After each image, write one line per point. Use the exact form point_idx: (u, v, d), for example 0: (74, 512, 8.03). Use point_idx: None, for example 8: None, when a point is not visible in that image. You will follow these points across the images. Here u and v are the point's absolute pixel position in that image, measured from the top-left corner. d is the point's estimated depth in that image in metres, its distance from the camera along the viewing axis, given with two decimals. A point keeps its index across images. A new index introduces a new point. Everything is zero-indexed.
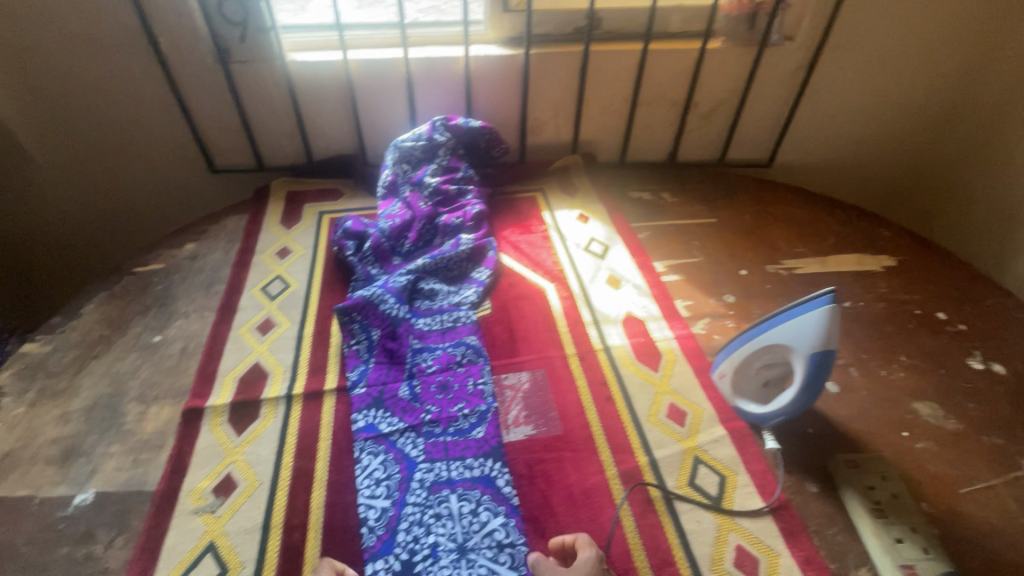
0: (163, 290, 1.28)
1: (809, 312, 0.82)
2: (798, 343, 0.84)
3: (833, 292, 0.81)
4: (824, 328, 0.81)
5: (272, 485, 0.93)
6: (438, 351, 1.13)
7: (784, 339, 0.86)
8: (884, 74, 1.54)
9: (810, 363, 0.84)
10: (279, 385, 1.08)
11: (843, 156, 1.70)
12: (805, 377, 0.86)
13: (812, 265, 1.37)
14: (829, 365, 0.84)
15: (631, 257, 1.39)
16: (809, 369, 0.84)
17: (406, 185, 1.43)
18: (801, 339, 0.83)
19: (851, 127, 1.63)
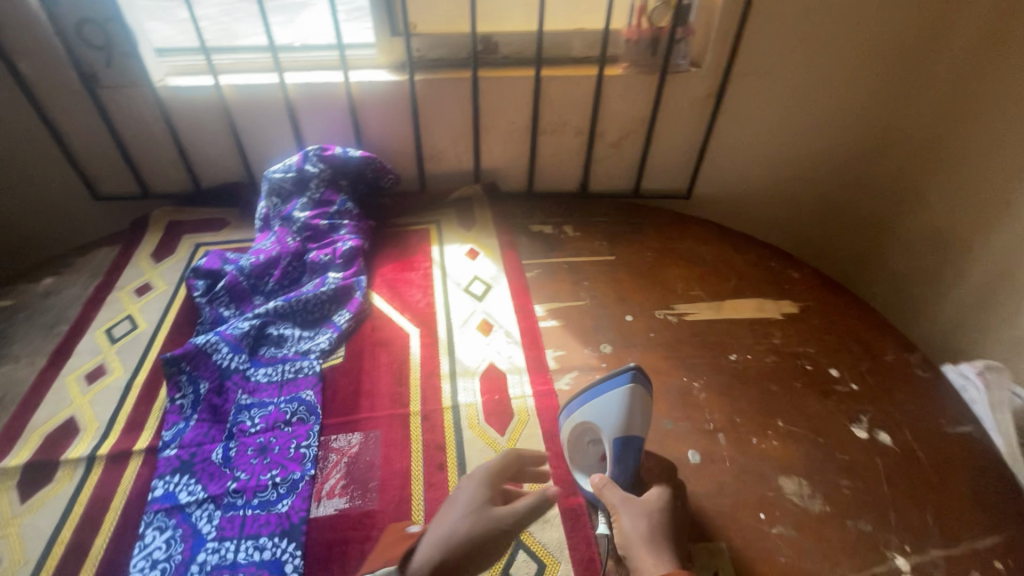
0: (3, 331, 1.21)
1: (614, 389, 0.85)
2: (605, 422, 0.85)
3: (634, 368, 0.85)
4: (627, 405, 0.83)
5: (39, 564, 0.84)
6: (268, 407, 1.04)
7: (595, 418, 0.87)
8: (801, 105, 1.44)
9: (617, 443, 0.85)
10: (86, 443, 0.99)
11: (767, 186, 1.61)
12: (615, 457, 0.85)
13: (705, 311, 1.26)
14: (635, 445, 0.85)
15: (512, 300, 1.29)
16: (616, 450, 0.85)
17: (276, 219, 1.34)
18: (607, 418, 0.85)
19: (773, 157, 1.54)
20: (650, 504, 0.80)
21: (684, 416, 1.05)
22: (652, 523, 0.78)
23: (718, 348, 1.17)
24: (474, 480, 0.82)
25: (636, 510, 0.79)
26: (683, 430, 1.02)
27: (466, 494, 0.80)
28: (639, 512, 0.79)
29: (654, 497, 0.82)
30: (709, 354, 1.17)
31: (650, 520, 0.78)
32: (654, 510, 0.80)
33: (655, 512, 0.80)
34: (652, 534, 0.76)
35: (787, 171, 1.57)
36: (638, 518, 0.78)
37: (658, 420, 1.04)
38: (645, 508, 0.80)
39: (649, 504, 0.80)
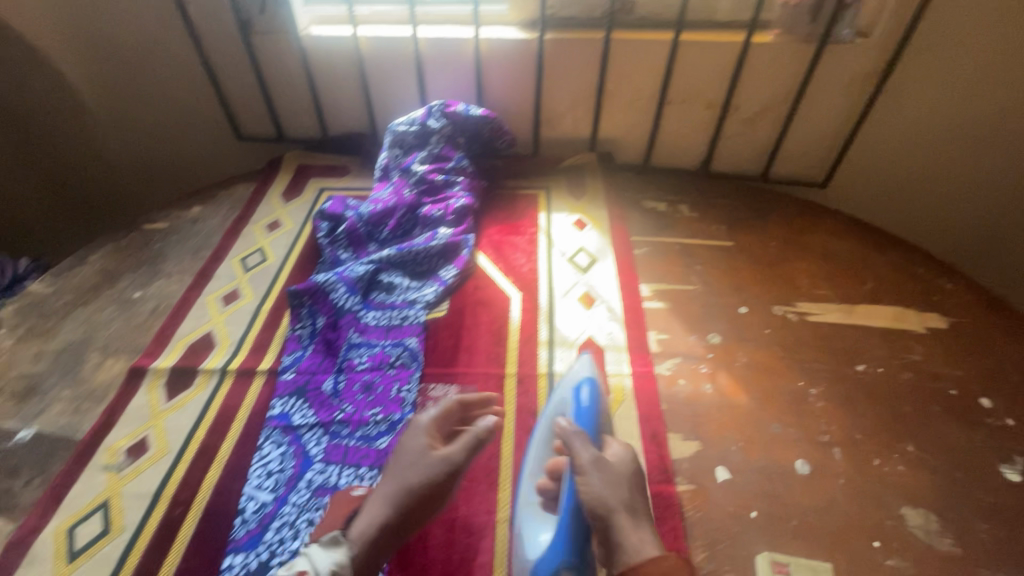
0: (158, 250, 1.36)
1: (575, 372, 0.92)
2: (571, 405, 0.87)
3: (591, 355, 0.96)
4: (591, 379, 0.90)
5: (177, 456, 0.95)
6: (375, 348, 1.09)
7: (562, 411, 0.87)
8: (991, 85, 1.23)
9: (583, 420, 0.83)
10: (220, 357, 1.11)
11: (929, 181, 1.39)
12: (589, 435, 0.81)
13: (833, 313, 1.14)
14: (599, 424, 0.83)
15: (617, 275, 1.24)
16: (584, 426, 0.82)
17: (395, 170, 1.39)
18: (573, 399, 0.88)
19: (942, 147, 1.33)
20: (619, 468, 0.75)
21: (795, 422, 0.96)
22: (617, 483, 0.74)
23: (844, 355, 1.06)
24: (423, 427, 0.84)
25: (600, 476, 0.74)
26: (793, 436, 0.94)
27: (416, 444, 0.82)
28: (605, 478, 0.74)
29: (623, 460, 0.77)
30: (832, 360, 1.05)
31: (619, 481, 0.74)
32: (630, 473, 0.76)
33: (626, 473, 0.76)
34: (623, 499, 0.73)
35: (930, 169, 1.38)
36: (602, 485, 0.73)
37: (766, 422, 0.96)
38: (612, 470, 0.75)
39: (618, 468, 0.75)
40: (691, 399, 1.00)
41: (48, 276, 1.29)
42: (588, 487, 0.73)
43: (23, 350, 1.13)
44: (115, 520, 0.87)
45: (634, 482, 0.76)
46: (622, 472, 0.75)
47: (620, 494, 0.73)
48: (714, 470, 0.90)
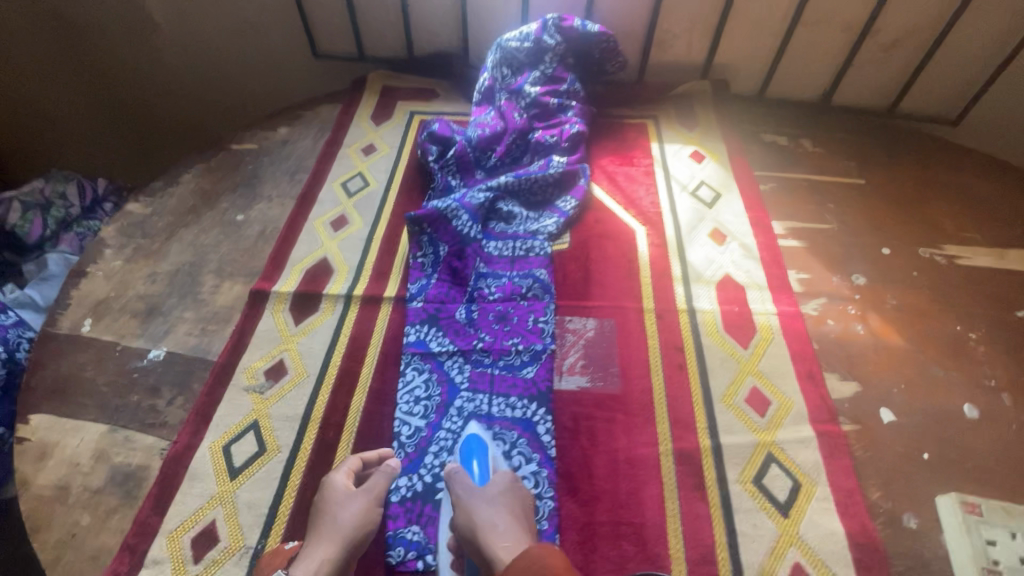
0: (253, 172, 1.29)
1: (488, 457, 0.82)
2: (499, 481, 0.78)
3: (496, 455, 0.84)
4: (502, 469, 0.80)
5: (318, 379, 0.93)
6: (504, 279, 1.05)
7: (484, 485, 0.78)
8: None
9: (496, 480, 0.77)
10: (342, 283, 1.07)
11: None
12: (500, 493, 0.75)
13: (983, 257, 1.08)
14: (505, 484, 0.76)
15: (745, 211, 1.18)
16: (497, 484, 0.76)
17: (503, 92, 1.29)
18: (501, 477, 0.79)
19: None
20: (495, 491, 0.74)
21: (957, 366, 0.92)
22: (513, 508, 0.73)
23: (1001, 301, 1.01)
24: (345, 466, 0.79)
25: (491, 502, 0.72)
26: (956, 380, 0.90)
27: (340, 483, 0.77)
28: (495, 504, 0.72)
29: (505, 484, 0.75)
30: (988, 305, 1.00)
31: (511, 504, 0.73)
32: (515, 496, 0.75)
33: (513, 497, 0.74)
34: (513, 517, 0.72)
35: None
36: (499, 510, 0.72)
37: (927, 365, 0.92)
38: (497, 490, 0.74)
39: (501, 491, 0.74)
40: (843, 340, 0.96)
41: (144, 196, 1.24)
42: (472, 515, 0.71)
43: (134, 270, 1.09)
44: (269, 440, 0.85)
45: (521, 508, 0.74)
46: (508, 497, 0.74)
47: (509, 518, 0.71)
48: (877, 411, 0.87)
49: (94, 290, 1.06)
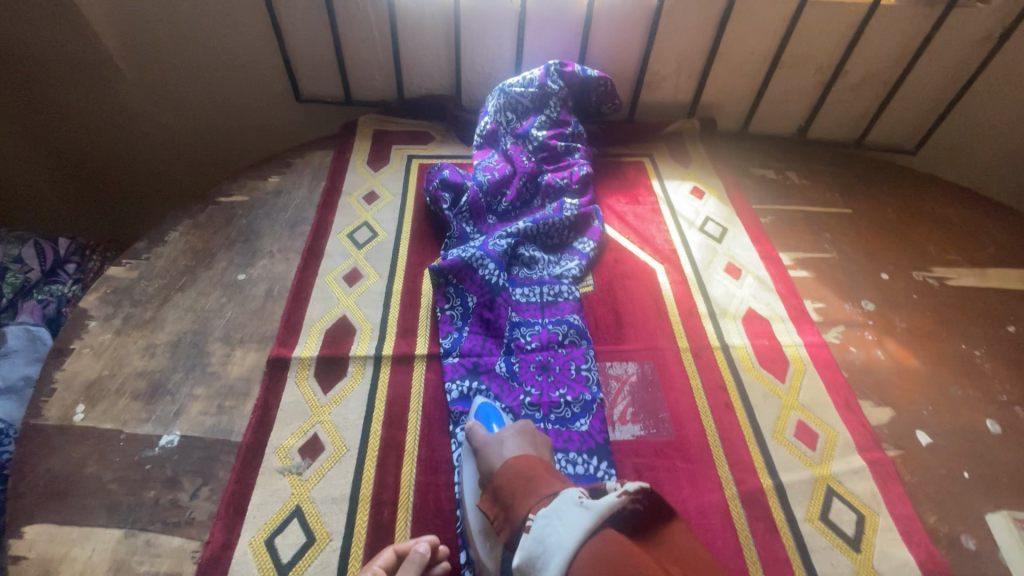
0: (248, 226, 1.21)
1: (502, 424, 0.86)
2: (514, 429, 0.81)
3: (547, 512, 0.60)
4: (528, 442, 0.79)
5: (360, 453, 0.86)
6: (537, 327, 1.03)
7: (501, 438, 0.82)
8: None
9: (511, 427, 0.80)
10: (367, 343, 1.01)
11: None
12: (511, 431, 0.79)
13: (968, 277, 1.18)
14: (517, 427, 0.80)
15: (753, 244, 1.23)
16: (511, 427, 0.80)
17: (508, 136, 1.29)
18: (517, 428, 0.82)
19: None
20: (511, 428, 0.80)
21: (972, 384, 0.99)
22: (530, 442, 0.78)
23: (993, 318, 1.10)
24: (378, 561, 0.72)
25: (504, 434, 0.78)
26: (974, 397, 0.97)
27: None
28: (510, 434, 0.78)
29: (520, 423, 0.80)
30: (984, 323, 1.09)
31: (527, 439, 0.78)
32: (530, 433, 0.79)
33: (526, 431, 0.79)
34: (529, 450, 0.76)
35: None
36: (511, 438, 0.77)
37: (947, 385, 0.98)
38: (511, 426, 0.79)
39: (516, 426, 0.79)
40: (868, 366, 1.01)
41: (126, 258, 1.12)
42: (485, 449, 0.77)
43: (127, 344, 0.98)
44: (318, 528, 0.79)
45: (539, 444, 0.79)
46: (522, 430, 0.79)
47: (524, 447, 0.76)
48: (915, 434, 0.91)
49: (83, 370, 0.94)
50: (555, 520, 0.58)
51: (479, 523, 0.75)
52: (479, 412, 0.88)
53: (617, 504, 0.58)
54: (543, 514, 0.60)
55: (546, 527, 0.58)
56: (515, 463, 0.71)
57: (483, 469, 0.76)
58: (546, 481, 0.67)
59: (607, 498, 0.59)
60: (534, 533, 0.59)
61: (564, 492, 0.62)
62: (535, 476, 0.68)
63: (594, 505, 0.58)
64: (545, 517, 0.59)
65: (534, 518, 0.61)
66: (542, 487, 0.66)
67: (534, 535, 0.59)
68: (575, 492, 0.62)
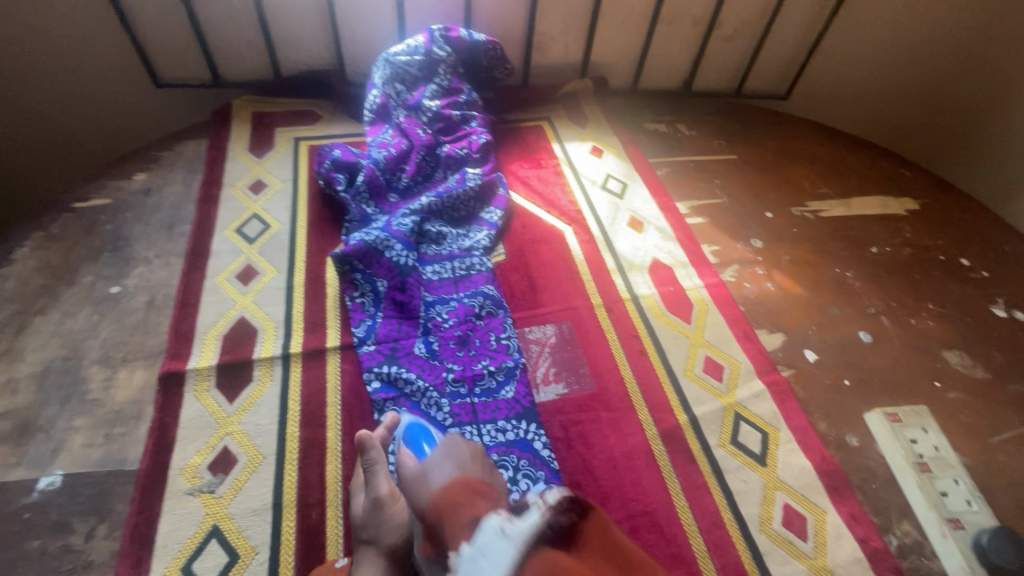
0: (114, 232, 1.08)
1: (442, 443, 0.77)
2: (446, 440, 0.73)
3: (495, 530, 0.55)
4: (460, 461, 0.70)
5: (278, 459, 0.82)
6: (453, 303, 1.01)
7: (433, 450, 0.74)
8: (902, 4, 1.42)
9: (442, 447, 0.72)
10: (272, 343, 0.94)
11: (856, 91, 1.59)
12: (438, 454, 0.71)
13: (837, 208, 1.30)
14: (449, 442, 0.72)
15: (652, 197, 1.28)
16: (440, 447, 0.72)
17: (400, 109, 1.23)
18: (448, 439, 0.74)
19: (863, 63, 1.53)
20: (439, 450, 0.72)
21: (846, 302, 1.10)
22: (462, 461, 0.69)
23: (860, 242, 1.23)
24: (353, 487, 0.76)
25: (431, 462, 0.69)
26: (848, 313, 1.08)
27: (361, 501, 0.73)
28: (438, 460, 0.69)
29: (448, 443, 0.72)
30: (852, 248, 1.21)
31: (457, 457, 0.69)
32: (459, 449, 0.71)
33: (454, 449, 0.71)
34: (461, 469, 0.68)
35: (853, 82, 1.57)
36: (437, 464, 0.69)
37: (826, 307, 1.09)
38: (438, 449, 0.71)
39: (444, 449, 0.71)
40: (761, 298, 1.10)
41: None
42: (410, 483, 0.69)
43: None
44: (240, 544, 0.74)
45: (470, 459, 0.70)
46: (451, 449, 0.71)
47: (453, 470, 0.67)
48: (803, 353, 1.01)
49: None
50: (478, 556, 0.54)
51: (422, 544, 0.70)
52: (408, 436, 0.82)
53: (540, 524, 0.54)
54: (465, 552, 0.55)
55: (471, 566, 0.53)
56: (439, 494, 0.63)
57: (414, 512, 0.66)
58: (474, 507, 0.61)
59: (528, 517, 0.55)
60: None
61: (486, 520, 0.57)
62: (459, 502, 0.61)
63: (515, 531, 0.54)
64: (470, 556, 0.54)
65: (458, 556, 0.56)
66: (464, 514, 0.60)
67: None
68: (497, 519, 0.57)
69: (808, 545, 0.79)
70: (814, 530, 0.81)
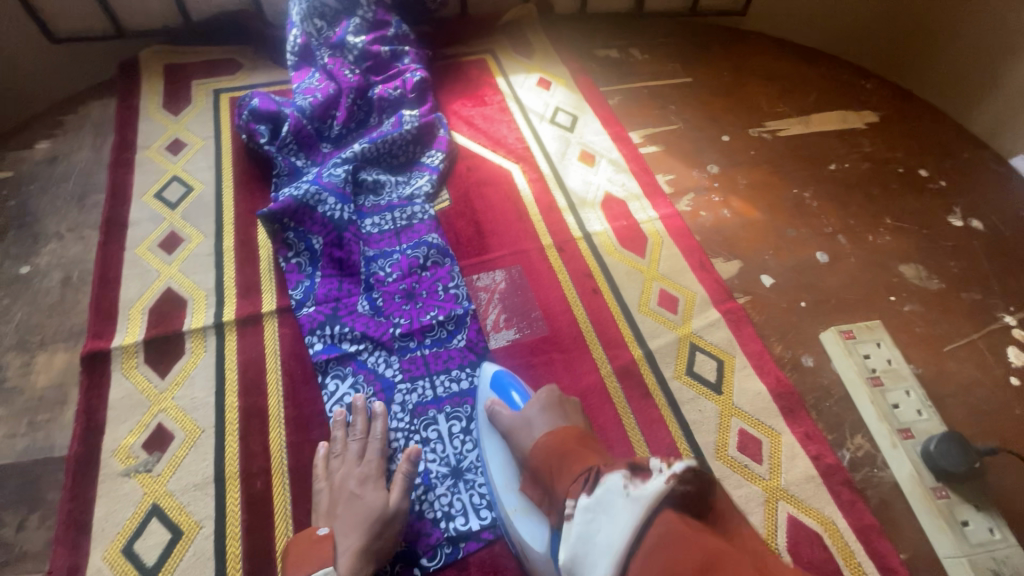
0: (19, 208, 0.99)
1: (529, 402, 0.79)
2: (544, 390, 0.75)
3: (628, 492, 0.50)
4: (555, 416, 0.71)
5: (218, 431, 0.78)
6: (395, 256, 0.95)
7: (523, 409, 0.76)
8: None
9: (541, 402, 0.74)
10: (203, 312, 0.88)
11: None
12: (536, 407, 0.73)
13: (796, 126, 1.25)
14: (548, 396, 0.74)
15: (604, 128, 1.21)
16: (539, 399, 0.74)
17: (323, 49, 1.13)
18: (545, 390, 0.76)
19: None
20: (537, 398, 0.74)
21: (804, 224, 1.07)
22: (561, 414, 0.71)
23: (819, 160, 1.19)
24: (347, 479, 0.72)
25: (532, 412, 0.72)
26: (807, 235, 1.05)
27: (376, 496, 0.69)
28: (538, 410, 0.72)
29: (544, 392, 0.74)
30: (810, 166, 1.18)
31: (558, 411, 0.72)
32: (559, 402, 0.73)
33: (554, 401, 0.73)
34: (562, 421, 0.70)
35: None
36: (539, 416, 0.71)
37: (784, 229, 1.06)
38: (538, 399, 0.73)
39: (541, 400, 0.73)
40: (717, 226, 1.06)
41: None
42: (516, 430, 0.72)
43: None
44: (182, 520, 0.71)
45: (570, 411, 0.73)
46: (550, 400, 0.73)
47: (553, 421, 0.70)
48: (759, 279, 0.99)
49: None
50: (600, 514, 0.51)
51: (519, 503, 0.71)
52: (494, 383, 0.81)
53: (665, 491, 0.49)
54: (584, 506, 0.53)
55: (592, 522, 0.52)
56: (549, 441, 0.65)
57: (517, 455, 0.72)
58: (585, 461, 0.60)
59: (653, 483, 0.50)
60: (579, 529, 0.52)
61: (607, 479, 0.53)
62: (570, 454, 0.62)
63: (638, 494, 0.50)
64: (589, 510, 0.53)
65: (576, 510, 0.54)
66: (577, 464, 0.60)
67: (581, 530, 0.52)
68: (619, 479, 0.53)
69: (763, 467, 0.79)
70: (769, 452, 0.81)
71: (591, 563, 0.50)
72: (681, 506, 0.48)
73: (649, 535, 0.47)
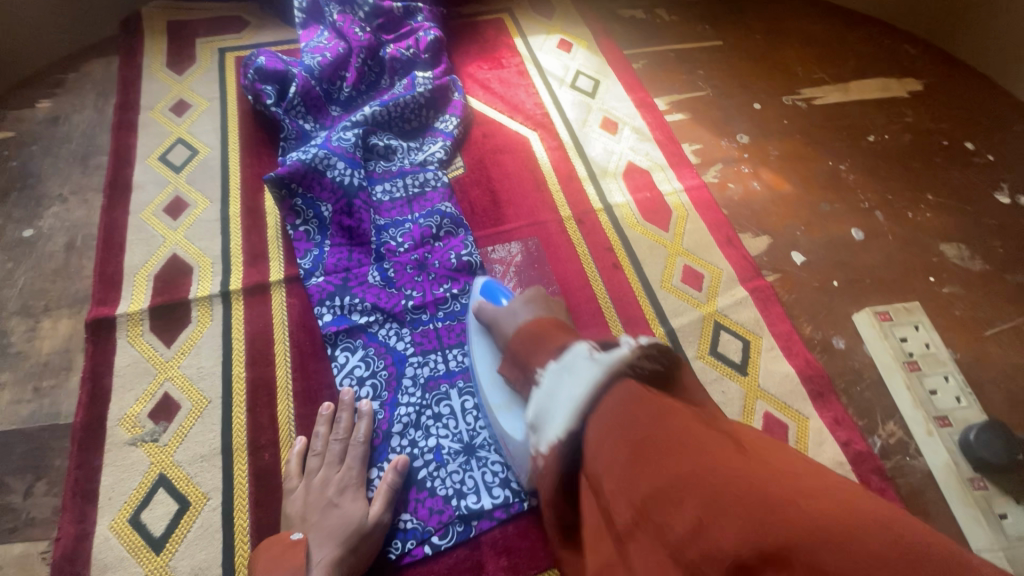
0: (21, 169, 0.96)
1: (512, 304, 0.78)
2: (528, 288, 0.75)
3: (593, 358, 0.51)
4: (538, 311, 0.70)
5: (225, 402, 0.76)
6: (407, 225, 0.91)
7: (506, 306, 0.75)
8: None
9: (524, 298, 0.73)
10: (209, 280, 0.86)
11: None
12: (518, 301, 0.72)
13: (833, 94, 1.18)
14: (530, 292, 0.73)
15: (627, 94, 1.14)
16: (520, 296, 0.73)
17: (332, 4, 1.07)
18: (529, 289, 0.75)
19: None
20: (521, 295, 0.73)
21: (839, 199, 1.01)
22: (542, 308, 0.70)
23: (857, 130, 1.11)
24: (326, 484, 0.67)
25: (513, 305, 0.71)
26: (841, 210, 0.99)
27: (354, 507, 0.66)
28: (520, 304, 0.71)
29: (530, 290, 0.73)
30: (848, 137, 1.10)
31: (539, 305, 0.70)
32: (542, 300, 0.72)
33: (537, 298, 0.72)
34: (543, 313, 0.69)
35: None
36: (520, 308, 0.70)
37: (817, 204, 1.00)
38: (520, 296, 0.72)
39: (526, 296, 0.72)
40: (746, 199, 1.00)
41: None
42: (496, 322, 0.72)
43: None
44: (190, 491, 0.70)
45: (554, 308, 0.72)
46: (533, 297, 0.72)
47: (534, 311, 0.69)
48: (790, 256, 0.94)
49: None
50: (565, 374, 0.52)
51: (501, 398, 0.70)
52: (482, 290, 0.80)
53: (630, 361, 0.50)
54: (552, 369, 0.54)
55: (557, 379, 0.52)
56: (526, 324, 0.63)
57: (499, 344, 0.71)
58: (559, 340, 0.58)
59: (619, 351, 0.51)
60: (545, 387, 0.53)
61: (575, 347, 0.54)
62: (545, 334, 0.59)
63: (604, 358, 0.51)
64: (556, 371, 0.53)
65: (545, 373, 0.55)
66: (554, 344, 0.57)
67: (545, 388, 0.53)
68: (585, 347, 0.53)
69: None
70: (795, 436, 0.77)
71: (553, 422, 0.51)
72: (642, 378, 0.49)
73: (609, 395, 0.47)
